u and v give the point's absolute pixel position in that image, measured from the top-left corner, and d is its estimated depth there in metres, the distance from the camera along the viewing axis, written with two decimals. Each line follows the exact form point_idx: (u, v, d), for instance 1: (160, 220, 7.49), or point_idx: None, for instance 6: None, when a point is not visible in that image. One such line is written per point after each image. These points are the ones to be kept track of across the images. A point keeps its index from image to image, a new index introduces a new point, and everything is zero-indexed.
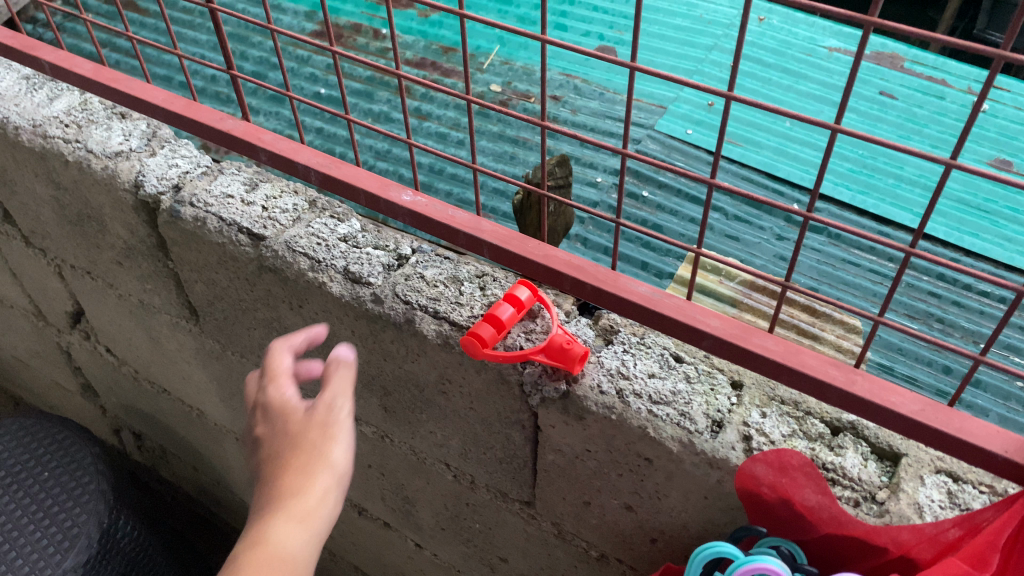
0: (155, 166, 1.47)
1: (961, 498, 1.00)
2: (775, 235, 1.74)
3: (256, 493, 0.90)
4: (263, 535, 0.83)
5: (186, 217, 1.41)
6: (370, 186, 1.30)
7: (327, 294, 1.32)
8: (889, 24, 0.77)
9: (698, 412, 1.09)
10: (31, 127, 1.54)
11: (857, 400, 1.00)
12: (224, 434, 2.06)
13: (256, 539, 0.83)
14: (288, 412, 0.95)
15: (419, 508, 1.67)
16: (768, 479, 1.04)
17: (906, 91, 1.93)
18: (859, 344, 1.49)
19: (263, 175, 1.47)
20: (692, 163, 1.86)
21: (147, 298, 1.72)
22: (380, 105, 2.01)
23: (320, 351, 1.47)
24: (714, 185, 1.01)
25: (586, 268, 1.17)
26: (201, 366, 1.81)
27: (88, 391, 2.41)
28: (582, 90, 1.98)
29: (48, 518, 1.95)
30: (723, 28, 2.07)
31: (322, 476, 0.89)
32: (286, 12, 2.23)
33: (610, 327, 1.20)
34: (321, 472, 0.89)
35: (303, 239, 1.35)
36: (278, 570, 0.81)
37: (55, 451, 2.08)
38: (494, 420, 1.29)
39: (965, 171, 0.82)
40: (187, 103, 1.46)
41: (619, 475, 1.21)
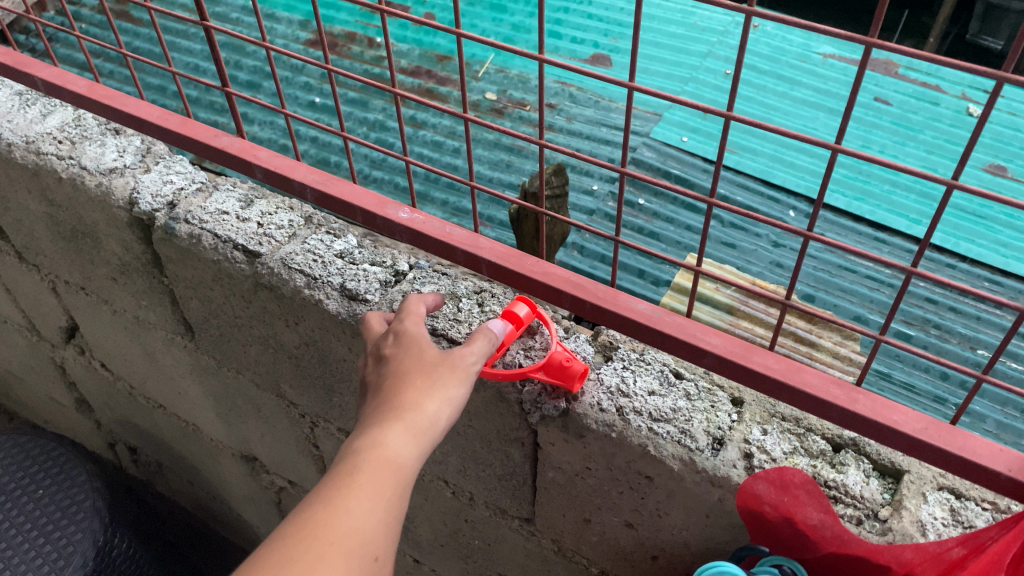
0: (150, 182, 1.46)
1: (964, 515, 0.99)
2: (771, 242, 1.74)
3: (376, 396, 0.95)
4: (380, 436, 0.87)
5: (181, 234, 1.40)
6: (367, 203, 1.29)
7: (324, 312, 1.31)
8: (889, 45, 0.77)
9: (699, 430, 1.08)
10: (24, 143, 1.53)
11: (859, 418, 1.00)
12: (221, 449, 2.04)
13: (373, 437, 0.87)
14: (420, 339, 0.99)
15: (418, 524, 1.65)
16: (770, 498, 1.04)
17: (901, 97, 1.93)
18: (856, 351, 1.48)
19: (258, 192, 1.47)
20: (688, 170, 1.85)
21: (142, 314, 1.70)
22: (375, 114, 2.00)
23: (317, 368, 1.46)
24: (713, 204, 1.00)
25: (585, 285, 1.17)
26: (196, 381, 1.80)
27: (83, 406, 2.39)
28: (577, 98, 1.98)
29: (43, 537, 1.93)
30: (718, 35, 2.07)
31: (438, 401, 0.92)
32: (280, 22, 2.22)
33: (608, 344, 1.19)
34: (437, 400, 0.92)
35: (299, 256, 1.34)
36: (389, 474, 0.85)
37: (49, 468, 2.06)
38: (493, 437, 1.28)
39: (965, 192, 0.82)
40: (182, 120, 1.45)
41: (619, 493, 1.20)
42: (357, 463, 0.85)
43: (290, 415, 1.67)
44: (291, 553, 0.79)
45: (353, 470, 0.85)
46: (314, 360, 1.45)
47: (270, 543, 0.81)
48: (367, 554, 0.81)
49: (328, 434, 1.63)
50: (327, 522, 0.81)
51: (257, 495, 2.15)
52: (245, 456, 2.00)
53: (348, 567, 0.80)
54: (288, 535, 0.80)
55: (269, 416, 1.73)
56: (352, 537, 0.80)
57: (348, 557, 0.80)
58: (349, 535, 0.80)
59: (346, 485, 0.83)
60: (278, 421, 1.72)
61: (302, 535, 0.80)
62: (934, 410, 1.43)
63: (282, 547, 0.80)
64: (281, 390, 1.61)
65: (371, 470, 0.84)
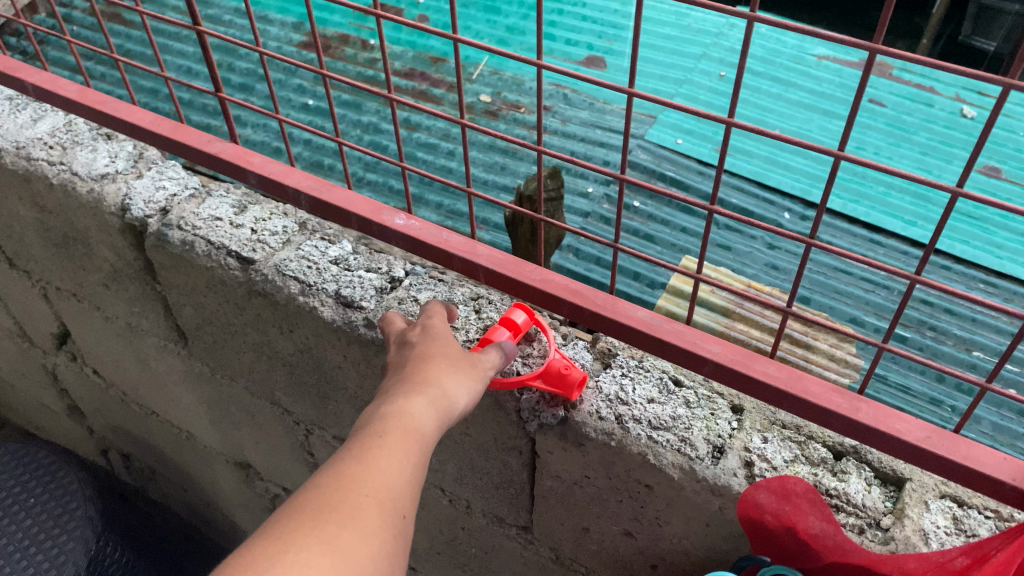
0: (142, 188, 1.44)
1: (966, 524, 0.98)
2: (767, 244, 1.73)
3: (396, 376, 0.97)
4: (407, 404, 0.90)
5: (174, 241, 1.38)
6: (362, 210, 1.28)
7: (318, 319, 1.29)
8: (894, 51, 0.76)
9: (699, 438, 1.07)
10: (14, 148, 1.51)
11: (861, 427, 0.99)
12: (215, 456, 2.03)
13: (401, 404, 0.90)
14: (437, 331, 1.04)
15: (414, 532, 1.64)
16: (771, 507, 1.03)
17: (895, 98, 1.93)
18: (852, 353, 1.46)
19: (252, 197, 1.45)
20: (682, 172, 1.84)
21: (135, 321, 1.69)
22: (369, 116, 1.99)
23: (312, 375, 1.44)
24: (713, 211, 1.01)
25: (584, 292, 1.15)
26: (190, 388, 1.78)
27: (75, 412, 2.37)
28: (571, 100, 1.96)
29: (35, 546, 1.90)
30: (712, 36, 2.06)
31: (459, 379, 0.96)
32: (274, 24, 2.21)
33: (607, 351, 1.18)
34: (459, 379, 0.96)
35: (294, 263, 1.33)
36: (416, 438, 0.87)
37: (42, 476, 2.04)
38: (491, 445, 1.27)
39: (970, 199, 0.82)
40: (175, 125, 1.44)
41: (618, 502, 1.19)
42: (387, 425, 0.87)
43: (285, 423, 1.65)
44: (326, 501, 0.78)
45: (383, 431, 0.86)
46: (308, 367, 1.43)
47: (303, 494, 0.79)
48: (400, 509, 0.81)
49: (322, 442, 1.62)
50: (360, 474, 0.81)
51: (252, 503, 2.13)
52: (239, 463, 1.98)
53: (381, 518, 0.79)
54: (322, 486, 0.80)
55: (263, 423, 1.71)
56: (386, 490, 0.81)
57: (383, 508, 0.80)
58: (383, 487, 0.81)
59: (375, 444, 0.84)
60: (272, 429, 1.70)
61: (337, 485, 0.80)
62: (930, 412, 1.42)
63: (316, 497, 0.79)
64: (275, 397, 1.59)
65: (402, 432, 0.86)
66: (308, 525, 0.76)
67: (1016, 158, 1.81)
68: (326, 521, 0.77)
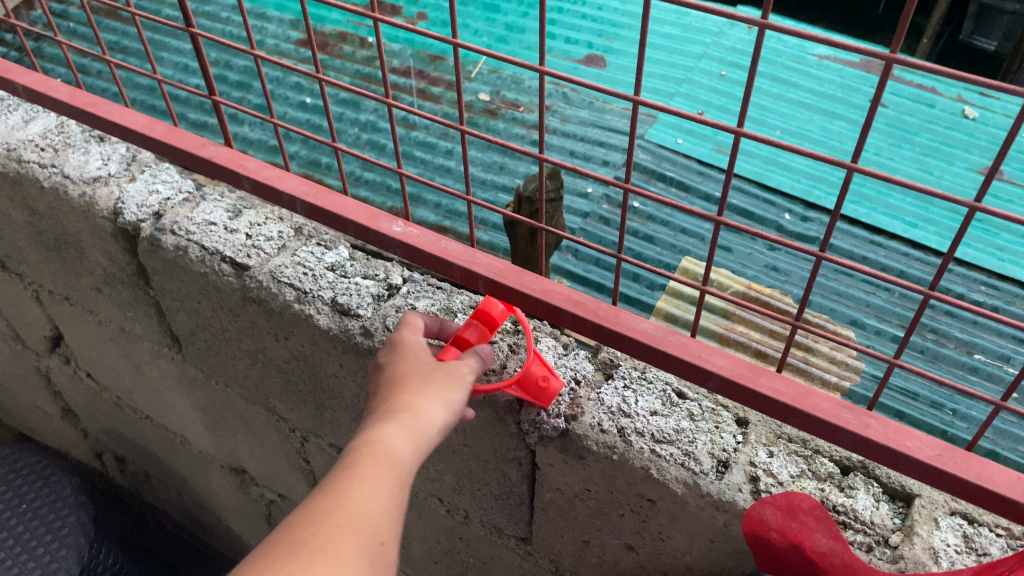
0: (135, 192, 1.41)
1: (978, 542, 0.96)
2: (767, 246, 1.70)
3: (371, 404, 0.96)
4: (381, 431, 0.89)
5: (167, 246, 1.35)
6: (359, 216, 1.25)
7: (314, 327, 1.27)
8: (911, 60, 0.74)
9: (703, 452, 1.05)
10: (5, 150, 1.49)
11: (870, 444, 0.96)
12: (209, 461, 2.00)
13: (372, 434, 0.88)
14: (410, 349, 1.03)
15: (411, 540, 1.62)
16: (777, 524, 1.01)
17: (897, 99, 1.90)
18: (852, 355, 1.44)
19: (247, 201, 1.42)
20: (682, 173, 1.81)
21: (128, 326, 1.66)
22: (367, 115, 1.96)
23: (308, 382, 1.41)
24: (721, 222, 0.98)
25: (586, 303, 1.13)
26: (184, 394, 1.75)
27: (69, 415, 2.34)
28: (571, 99, 1.94)
29: (26, 553, 1.87)
30: (712, 36, 2.03)
31: (437, 395, 0.95)
32: (270, 21, 2.18)
33: (609, 362, 1.16)
34: (437, 396, 0.94)
35: (289, 269, 1.30)
36: (391, 464, 0.85)
37: (33, 482, 2.01)
38: (490, 457, 1.24)
39: (988, 213, 0.80)
40: (168, 128, 1.41)
41: (620, 515, 1.17)
42: (360, 455, 0.86)
43: (281, 430, 1.62)
44: (298, 536, 0.77)
45: (357, 461, 0.85)
46: (304, 375, 1.40)
47: (275, 534, 0.78)
48: (378, 535, 0.79)
49: (318, 449, 1.59)
50: (333, 505, 0.80)
51: (247, 508, 2.11)
52: (235, 468, 1.95)
53: (358, 548, 0.77)
54: (293, 524, 0.79)
55: (258, 430, 1.68)
56: (361, 518, 0.79)
57: (359, 537, 0.78)
58: (358, 515, 0.79)
59: (348, 475, 0.83)
60: (267, 435, 1.68)
61: (310, 519, 0.79)
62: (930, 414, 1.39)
63: (289, 534, 0.77)
64: (271, 404, 1.57)
65: (375, 459, 0.85)
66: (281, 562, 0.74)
67: (1018, 159, 1.78)
68: (299, 558, 0.75)
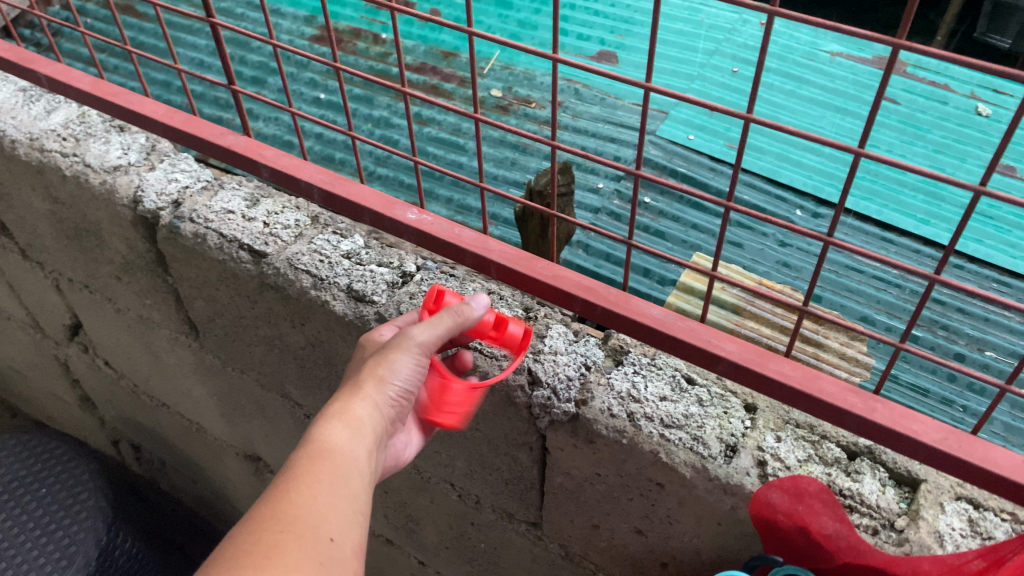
0: (155, 180, 1.44)
1: (983, 526, 0.97)
2: (779, 241, 1.71)
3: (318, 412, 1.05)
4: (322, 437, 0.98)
5: (186, 233, 1.38)
6: (375, 204, 1.28)
7: (330, 313, 1.29)
8: (918, 46, 0.75)
9: (711, 437, 1.07)
10: (27, 140, 1.52)
11: (876, 428, 0.98)
12: (224, 449, 2.03)
13: (308, 438, 0.98)
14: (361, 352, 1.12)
15: (423, 526, 1.64)
16: (784, 507, 1.02)
17: (909, 96, 1.90)
18: (864, 351, 1.41)
19: (264, 190, 1.45)
20: (694, 168, 1.83)
21: (146, 313, 1.69)
22: (381, 110, 1.98)
23: (323, 369, 1.44)
24: (730, 207, 1.00)
25: (597, 289, 1.15)
26: (200, 381, 1.78)
27: (87, 404, 2.38)
28: (583, 95, 1.95)
29: (45, 536, 1.91)
30: (725, 32, 2.04)
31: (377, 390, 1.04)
32: (286, 17, 2.20)
33: (619, 348, 1.18)
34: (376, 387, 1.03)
35: (305, 256, 1.33)
36: (326, 462, 0.95)
37: (52, 466, 2.06)
38: (501, 442, 1.27)
39: (992, 197, 0.81)
40: (188, 118, 1.44)
41: (629, 499, 1.19)
42: (296, 462, 0.95)
43: (295, 417, 1.65)
44: (250, 542, 0.85)
45: (300, 469, 0.94)
46: (319, 361, 1.43)
47: (227, 544, 0.86)
48: (326, 530, 0.89)
49: None
50: (273, 512, 0.89)
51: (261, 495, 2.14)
52: (249, 456, 1.98)
53: (301, 541, 0.87)
54: (244, 532, 0.87)
55: (273, 417, 1.71)
56: (308, 519, 0.89)
57: (308, 535, 0.88)
58: (305, 517, 0.89)
59: (287, 482, 0.93)
60: (282, 422, 1.71)
61: (255, 525, 0.88)
62: (940, 411, 1.40)
63: (241, 542, 0.86)
64: (286, 390, 1.60)
65: (316, 463, 0.95)
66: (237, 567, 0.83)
67: None
68: (254, 560, 0.84)
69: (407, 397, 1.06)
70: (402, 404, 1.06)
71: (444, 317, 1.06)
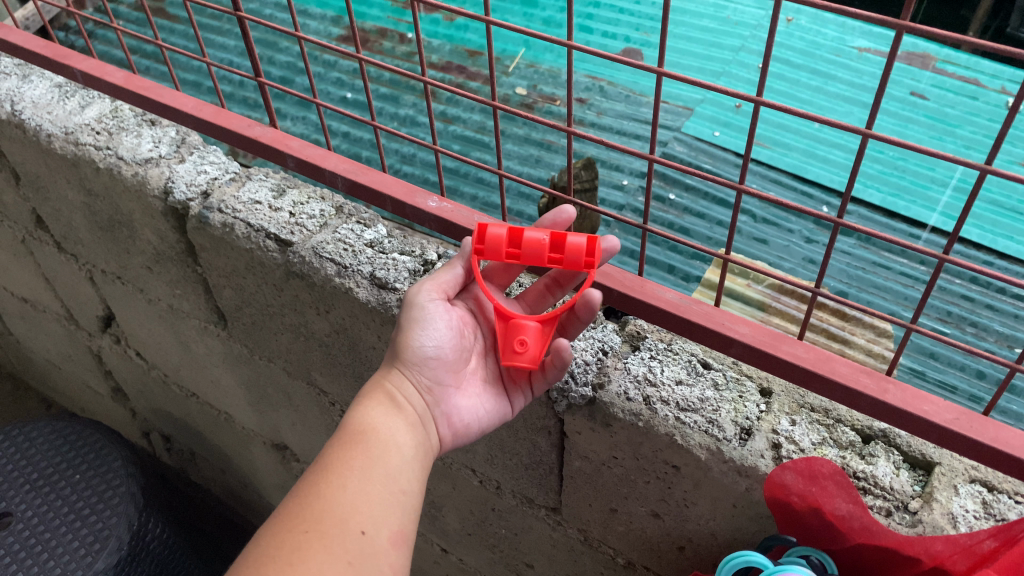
0: (184, 172, 1.48)
1: (996, 508, 0.99)
2: (805, 238, 1.71)
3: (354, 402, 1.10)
4: (350, 429, 1.03)
5: (215, 223, 1.42)
6: (397, 192, 1.32)
7: (353, 300, 1.33)
8: (921, 27, 0.80)
9: (726, 420, 1.08)
10: (63, 134, 1.57)
11: (888, 408, 1.00)
12: (252, 437, 2.08)
13: (337, 435, 1.03)
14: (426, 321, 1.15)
15: (445, 512, 1.67)
16: (798, 488, 1.03)
17: (938, 91, 1.89)
18: (890, 347, 1.48)
19: (290, 181, 1.49)
20: (719, 165, 1.84)
21: (177, 303, 1.74)
22: (407, 109, 2.02)
23: (347, 355, 1.48)
24: (743, 190, 1.01)
25: (613, 274, 1.18)
26: (229, 370, 1.83)
27: (119, 395, 2.44)
28: (608, 92, 1.97)
29: (80, 521, 1.98)
30: (751, 28, 2.04)
31: (399, 371, 1.07)
32: (313, 17, 2.25)
33: (636, 334, 1.20)
34: (399, 364, 1.07)
35: (330, 245, 1.36)
36: (354, 452, 0.99)
37: (86, 453, 2.11)
38: (521, 426, 1.29)
39: (999, 176, 0.84)
40: (217, 111, 1.48)
41: (646, 482, 1.21)
42: (325, 458, 0.99)
43: (321, 403, 1.69)
44: (277, 541, 0.90)
45: (327, 464, 0.98)
46: (343, 348, 1.47)
47: (259, 542, 0.91)
48: (356, 524, 0.93)
49: None
50: (301, 511, 0.93)
51: (287, 483, 2.19)
52: (276, 444, 2.03)
53: (328, 535, 0.91)
54: (272, 532, 0.92)
55: (299, 404, 1.75)
56: (336, 514, 0.93)
57: (336, 531, 0.92)
58: (332, 513, 0.93)
59: (315, 477, 0.97)
60: (308, 409, 1.75)
61: (283, 525, 0.92)
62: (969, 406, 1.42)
63: (269, 540, 0.91)
64: (311, 377, 1.64)
65: (344, 455, 0.99)
66: (265, 567, 0.88)
67: None
68: (280, 558, 0.88)
69: (439, 355, 1.08)
70: (433, 362, 1.07)
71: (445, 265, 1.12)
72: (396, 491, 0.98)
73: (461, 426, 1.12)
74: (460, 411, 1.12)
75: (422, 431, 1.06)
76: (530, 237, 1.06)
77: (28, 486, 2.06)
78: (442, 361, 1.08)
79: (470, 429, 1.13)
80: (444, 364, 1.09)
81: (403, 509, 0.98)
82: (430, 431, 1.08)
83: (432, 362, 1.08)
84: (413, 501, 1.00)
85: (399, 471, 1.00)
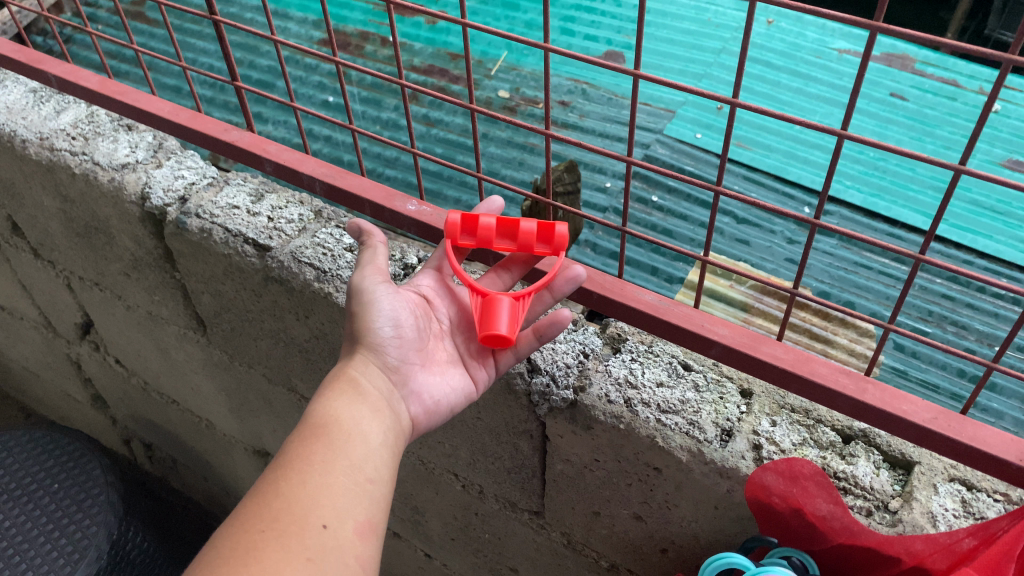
0: (161, 177, 1.46)
1: (975, 506, 0.99)
2: (786, 238, 1.72)
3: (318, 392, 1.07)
4: (312, 421, 0.98)
5: (192, 228, 1.41)
6: (376, 196, 1.31)
7: (333, 305, 1.31)
8: (895, 28, 0.80)
9: (707, 421, 1.08)
10: (38, 139, 1.55)
11: (867, 408, 1.01)
12: (234, 444, 2.06)
13: (296, 430, 0.98)
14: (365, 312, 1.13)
15: (428, 518, 1.66)
16: (778, 489, 1.03)
17: (918, 92, 1.90)
18: (872, 346, 1.49)
19: (269, 186, 1.48)
20: (701, 167, 1.84)
21: (156, 310, 1.72)
22: (388, 112, 2.01)
23: (327, 360, 1.47)
24: (721, 192, 1.01)
25: (593, 277, 1.19)
26: (209, 377, 1.81)
27: (99, 403, 2.41)
28: (590, 95, 1.97)
29: (58, 531, 1.95)
30: (732, 31, 2.04)
31: (361, 359, 1.06)
32: (293, 22, 2.23)
33: (617, 336, 1.20)
34: (362, 349, 1.06)
35: (309, 250, 1.35)
36: (315, 444, 0.95)
37: (65, 463, 2.08)
38: (502, 430, 1.28)
39: (974, 176, 0.84)
40: (194, 116, 1.47)
41: (628, 485, 1.20)
42: (283, 455, 0.95)
43: (300, 408, 1.67)
44: (233, 542, 0.86)
45: (287, 461, 0.93)
46: (323, 353, 1.46)
47: (213, 546, 0.87)
48: (317, 518, 0.88)
49: None
50: (256, 511, 0.89)
51: None
52: (258, 451, 2.01)
53: (287, 533, 0.87)
54: (226, 535, 0.87)
55: (280, 410, 1.74)
56: (294, 512, 0.88)
57: (295, 529, 0.87)
58: (290, 511, 0.88)
59: (271, 475, 0.92)
60: (289, 415, 1.73)
61: (237, 526, 0.87)
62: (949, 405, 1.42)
63: (224, 544, 0.86)
64: (292, 383, 1.62)
65: (304, 448, 0.94)
66: (217, 569, 0.83)
67: None
68: (236, 561, 0.84)
69: (399, 335, 1.08)
70: (393, 342, 1.07)
71: (369, 249, 1.12)
72: (361, 481, 0.94)
73: (431, 404, 1.10)
74: (426, 393, 1.09)
75: (390, 417, 1.03)
76: (523, 227, 1.09)
77: (4, 496, 2.03)
78: (402, 340, 1.08)
79: (440, 407, 1.11)
80: (406, 344, 1.09)
81: (371, 498, 0.93)
82: (400, 413, 1.05)
83: (393, 342, 1.07)
84: (381, 490, 0.95)
85: (365, 460, 0.96)
